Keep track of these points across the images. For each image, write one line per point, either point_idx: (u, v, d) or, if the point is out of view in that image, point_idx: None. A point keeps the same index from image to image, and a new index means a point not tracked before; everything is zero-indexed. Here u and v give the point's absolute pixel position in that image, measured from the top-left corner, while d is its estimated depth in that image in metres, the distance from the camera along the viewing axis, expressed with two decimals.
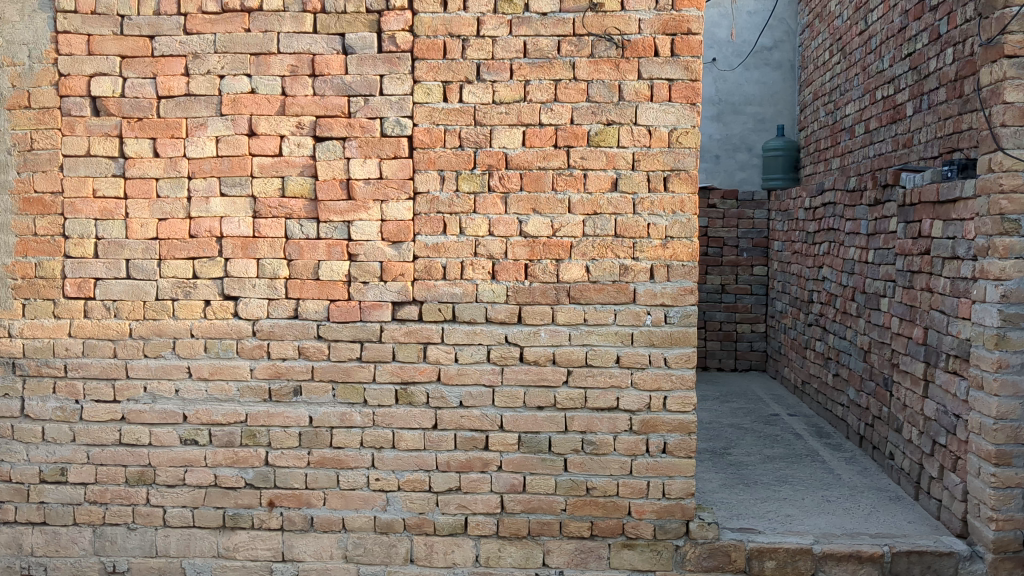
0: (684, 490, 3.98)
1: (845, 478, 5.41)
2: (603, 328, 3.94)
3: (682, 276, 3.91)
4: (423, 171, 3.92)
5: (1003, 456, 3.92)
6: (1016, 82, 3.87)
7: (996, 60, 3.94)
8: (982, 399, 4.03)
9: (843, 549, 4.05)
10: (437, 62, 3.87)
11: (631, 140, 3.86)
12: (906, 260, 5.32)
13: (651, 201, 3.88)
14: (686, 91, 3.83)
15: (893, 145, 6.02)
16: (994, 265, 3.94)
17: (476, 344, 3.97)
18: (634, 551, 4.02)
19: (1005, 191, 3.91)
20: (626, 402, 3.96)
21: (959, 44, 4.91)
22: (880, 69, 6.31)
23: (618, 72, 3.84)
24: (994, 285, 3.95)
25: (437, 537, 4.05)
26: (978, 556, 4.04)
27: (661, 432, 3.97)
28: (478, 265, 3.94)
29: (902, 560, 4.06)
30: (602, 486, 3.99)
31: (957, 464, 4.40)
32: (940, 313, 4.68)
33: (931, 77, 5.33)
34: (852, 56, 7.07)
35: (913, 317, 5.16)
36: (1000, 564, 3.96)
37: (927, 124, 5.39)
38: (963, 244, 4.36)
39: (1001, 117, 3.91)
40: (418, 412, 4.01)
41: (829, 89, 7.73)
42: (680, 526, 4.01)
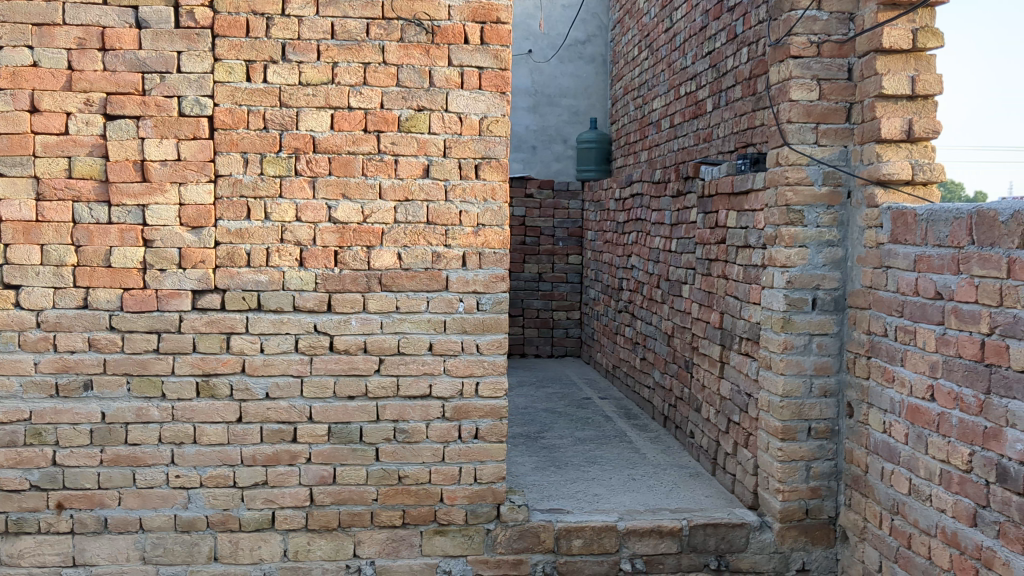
0: (495, 474, 4.03)
1: (650, 457, 5.64)
2: (415, 315, 3.91)
3: (493, 263, 3.94)
4: (224, 153, 3.76)
5: (788, 431, 4.19)
6: (800, 81, 4.11)
7: (783, 60, 4.18)
8: (770, 378, 4.30)
9: (645, 525, 4.22)
10: (239, 41, 3.72)
11: (442, 127, 3.85)
12: (705, 248, 5.59)
13: (462, 188, 3.89)
14: (496, 80, 3.87)
15: (694, 139, 6.30)
16: (781, 253, 4.19)
17: (284, 333, 3.86)
18: (445, 538, 4.04)
19: (791, 183, 4.16)
20: (438, 389, 3.96)
21: (752, 43, 5.19)
22: (684, 66, 6.60)
23: (427, 57, 3.82)
24: (780, 271, 4.21)
25: (243, 533, 3.92)
26: (766, 526, 4.31)
27: (473, 418, 3.99)
28: (285, 251, 3.82)
29: (700, 533, 4.27)
30: (414, 474, 3.98)
31: (748, 440, 4.67)
32: (734, 298, 4.96)
33: (728, 74, 5.61)
34: (659, 52, 7.34)
35: (711, 302, 5.43)
36: (786, 532, 4.23)
37: (724, 120, 5.67)
38: (755, 233, 4.63)
39: (788, 114, 4.14)
40: (222, 405, 3.86)
41: (637, 83, 8.01)
42: (491, 510, 4.06)
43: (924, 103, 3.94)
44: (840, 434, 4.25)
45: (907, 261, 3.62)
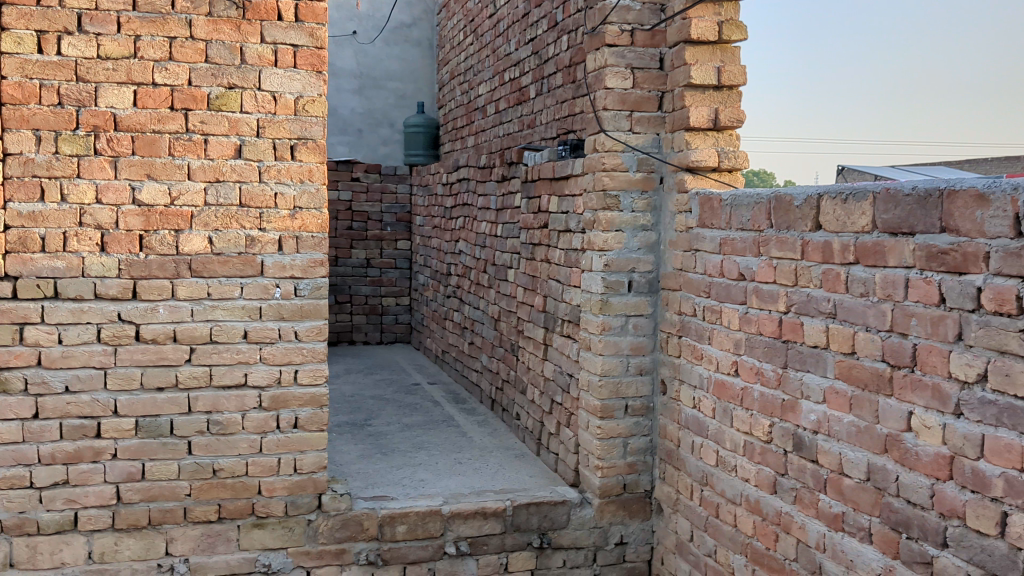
0: (316, 464, 3.94)
1: (477, 440, 5.68)
2: (228, 302, 3.76)
3: (311, 247, 3.84)
4: (14, 130, 3.49)
5: (607, 410, 4.31)
6: (616, 69, 4.21)
7: (599, 48, 4.27)
8: (590, 358, 4.41)
9: (469, 507, 4.24)
10: (29, 9, 3.46)
11: (255, 106, 3.72)
12: (528, 232, 5.66)
13: (277, 169, 3.77)
14: (312, 58, 3.76)
15: (518, 125, 6.36)
16: (599, 237, 4.29)
17: (84, 323, 3.63)
18: (264, 531, 3.93)
19: (607, 169, 4.26)
20: (254, 379, 3.83)
21: (572, 32, 5.29)
22: (507, 52, 6.65)
23: (238, 33, 3.67)
24: (598, 255, 4.31)
25: (42, 536, 3.68)
26: (587, 502, 4.42)
27: (291, 407, 3.89)
28: (85, 236, 3.59)
29: (522, 513, 4.33)
30: (229, 467, 3.84)
31: (570, 420, 4.78)
32: (556, 281, 5.05)
33: (549, 61, 5.69)
34: (484, 38, 7.38)
35: (534, 286, 5.52)
36: (605, 507, 4.36)
37: (546, 106, 5.75)
38: (574, 218, 4.72)
39: (604, 101, 4.23)
40: (15, 401, 3.59)
41: (463, 68, 8.02)
42: (311, 500, 3.97)
43: (730, 93, 4.12)
44: (655, 411, 4.41)
45: (714, 244, 3.79)
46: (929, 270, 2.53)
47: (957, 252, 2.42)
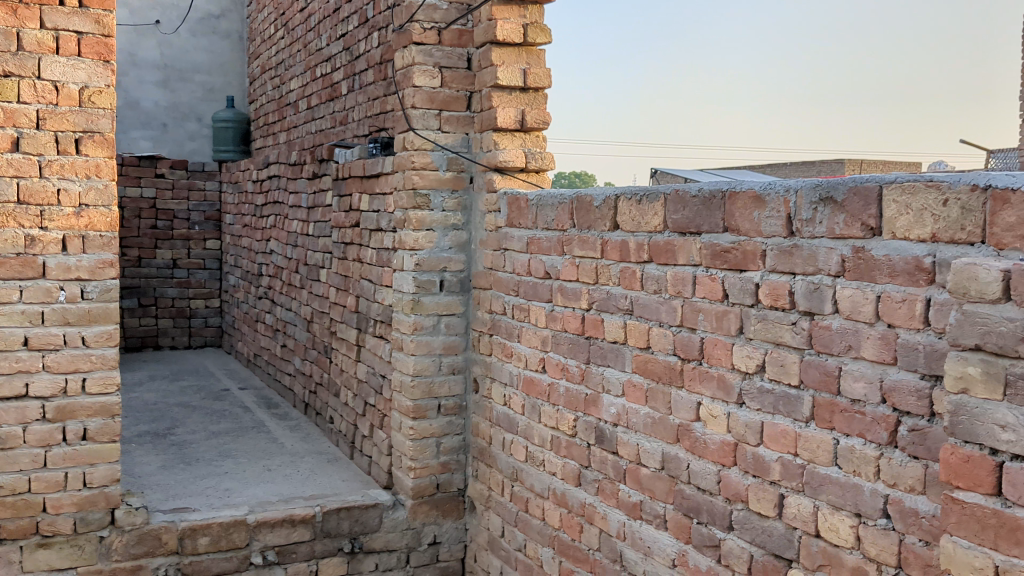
0: (108, 477, 3.71)
1: (288, 446, 5.53)
2: (5, 307, 3.48)
3: (99, 247, 3.62)
4: None
5: (419, 410, 4.29)
6: (424, 68, 4.19)
7: (407, 46, 4.24)
8: (401, 359, 4.38)
9: (276, 515, 4.12)
10: None
11: (34, 96, 3.46)
12: (340, 232, 5.56)
13: (60, 164, 3.53)
14: (98, 47, 3.54)
15: (329, 122, 6.23)
16: (409, 237, 4.26)
17: None
18: (51, 550, 3.69)
19: (416, 168, 4.24)
20: (37, 389, 3.56)
21: (383, 29, 5.23)
22: (318, 47, 6.50)
23: (14, 18, 3.41)
24: (409, 254, 4.28)
25: None
26: (399, 504, 4.38)
27: (79, 418, 3.64)
28: None
29: (332, 518, 4.25)
30: (9, 484, 3.57)
31: (383, 421, 4.73)
32: (368, 281, 4.99)
33: (361, 58, 5.60)
34: (294, 32, 7.19)
35: (347, 286, 5.43)
36: (418, 508, 4.34)
37: (357, 104, 5.65)
38: (385, 217, 4.68)
39: (412, 99, 4.20)
40: None
41: (274, 63, 7.79)
42: (103, 515, 3.75)
43: (535, 95, 4.19)
44: (467, 410, 4.42)
45: (521, 243, 3.85)
46: (714, 268, 2.66)
47: (738, 250, 2.55)
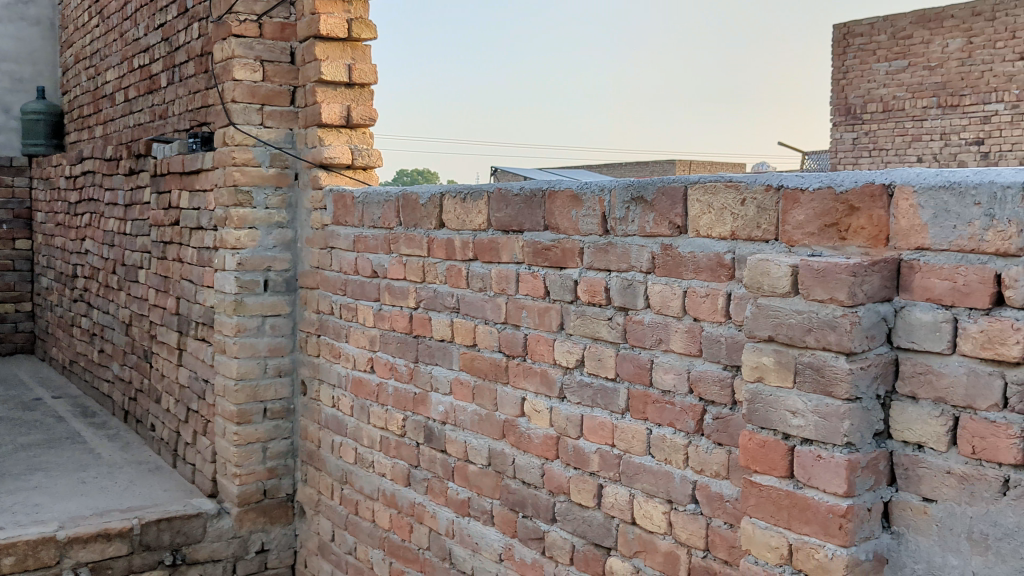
0: None
1: (105, 456, 5.24)
2: None
3: None
4: None
5: (243, 415, 4.16)
6: (244, 61, 4.06)
7: (226, 38, 4.09)
8: (224, 362, 4.23)
9: (89, 530, 3.91)
10: None
11: None
12: (159, 231, 5.32)
13: None
14: None
15: (148, 115, 5.93)
16: (230, 235, 4.12)
17: None
18: None
19: (237, 164, 4.09)
20: None
21: (202, 19, 5.03)
22: (136, 37, 6.19)
23: None
24: (231, 253, 4.14)
25: None
26: (224, 512, 4.23)
27: None
28: None
29: (152, 530, 4.07)
30: None
31: (206, 428, 4.56)
32: (189, 282, 4.79)
33: (180, 49, 5.37)
34: (109, 21, 6.82)
35: (167, 287, 5.19)
36: (244, 515, 4.20)
37: (176, 97, 5.41)
38: (206, 215, 4.50)
39: (232, 93, 4.06)
40: None
41: (88, 53, 7.36)
42: None
43: (361, 91, 4.15)
44: (295, 413, 4.32)
45: (347, 241, 3.79)
46: (536, 265, 2.69)
47: (557, 248, 2.59)
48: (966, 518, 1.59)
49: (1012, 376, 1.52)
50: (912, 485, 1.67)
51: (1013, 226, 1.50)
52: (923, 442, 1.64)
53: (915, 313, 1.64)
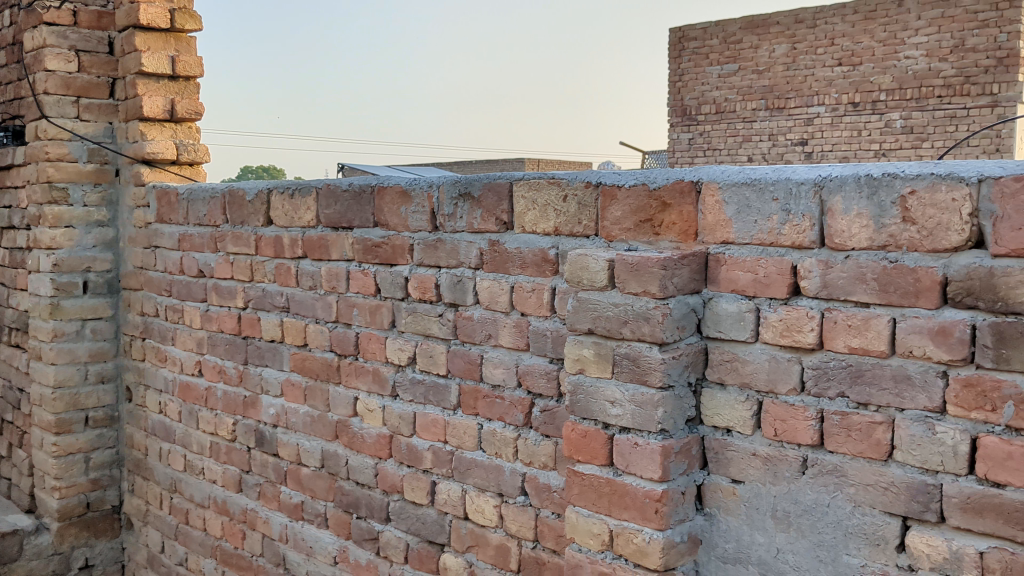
0: None
1: None
2: None
3: None
4: None
5: (62, 424, 3.94)
6: (56, 51, 3.83)
7: (36, 27, 3.85)
8: (40, 369, 3.98)
9: None
10: None
11: None
12: None
13: None
14: None
15: None
16: (45, 235, 3.87)
17: None
18: None
19: (52, 159, 3.84)
20: None
21: (13, 7, 4.70)
22: None
23: None
24: (45, 254, 3.89)
25: None
26: (44, 528, 3.98)
27: None
28: None
29: None
30: None
31: (23, 440, 4.29)
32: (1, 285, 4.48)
33: None
34: None
35: None
36: (65, 531, 3.96)
37: None
38: (18, 214, 4.22)
39: (44, 85, 3.82)
40: None
41: None
42: None
43: (187, 84, 4.02)
44: (120, 421, 4.12)
45: (172, 241, 3.65)
46: (366, 263, 2.63)
47: (387, 245, 2.53)
48: (770, 497, 1.66)
49: (808, 361, 1.59)
50: (721, 468, 1.74)
51: (807, 220, 1.58)
52: (731, 426, 1.71)
53: (721, 304, 1.71)
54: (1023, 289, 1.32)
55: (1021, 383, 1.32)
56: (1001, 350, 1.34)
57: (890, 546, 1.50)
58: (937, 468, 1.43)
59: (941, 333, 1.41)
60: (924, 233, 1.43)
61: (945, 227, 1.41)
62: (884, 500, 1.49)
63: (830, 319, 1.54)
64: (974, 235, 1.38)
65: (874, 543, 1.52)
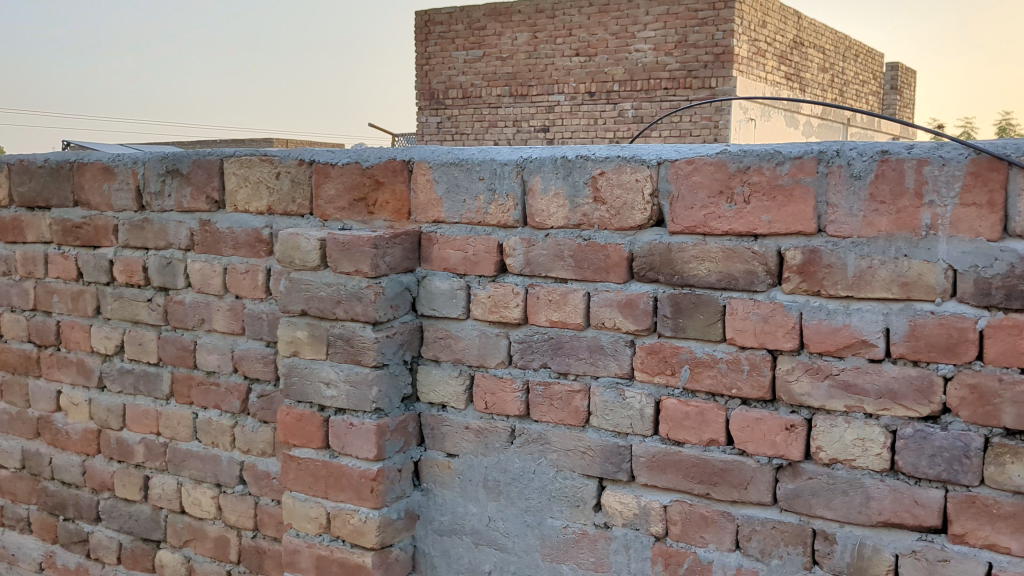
0: None
1: None
2: None
3: None
4: None
5: None
6: None
7: None
8: None
9: None
10: None
11: None
12: None
13: None
14: None
15: None
16: None
17: None
18: None
19: None
20: None
21: None
22: None
23: None
24: None
25: None
26: None
27: None
28: None
29: None
30: None
31: None
32: None
33: None
34: None
35: None
36: None
37: None
38: None
39: None
40: None
41: None
42: None
43: None
44: None
45: None
46: (66, 245, 2.42)
47: (89, 226, 2.34)
48: (482, 468, 1.67)
49: (515, 335, 1.61)
50: (437, 443, 1.71)
51: (511, 200, 1.59)
52: (446, 402, 1.70)
53: (434, 282, 1.68)
54: (695, 263, 1.43)
55: (695, 349, 1.44)
56: (678, 319, 1.45)
57: (588, 506, 1.56)
58: (627, 431, 1.51)
59: (629, 305, 1.49)
60: (611, 212, 1.50)
61: (630, 206, 1.48)
62: (583, 464, 1.56)
63: (533, 294, 1.58)
64: (655, 214, 1.47)
65: (574, 505, 1.58)
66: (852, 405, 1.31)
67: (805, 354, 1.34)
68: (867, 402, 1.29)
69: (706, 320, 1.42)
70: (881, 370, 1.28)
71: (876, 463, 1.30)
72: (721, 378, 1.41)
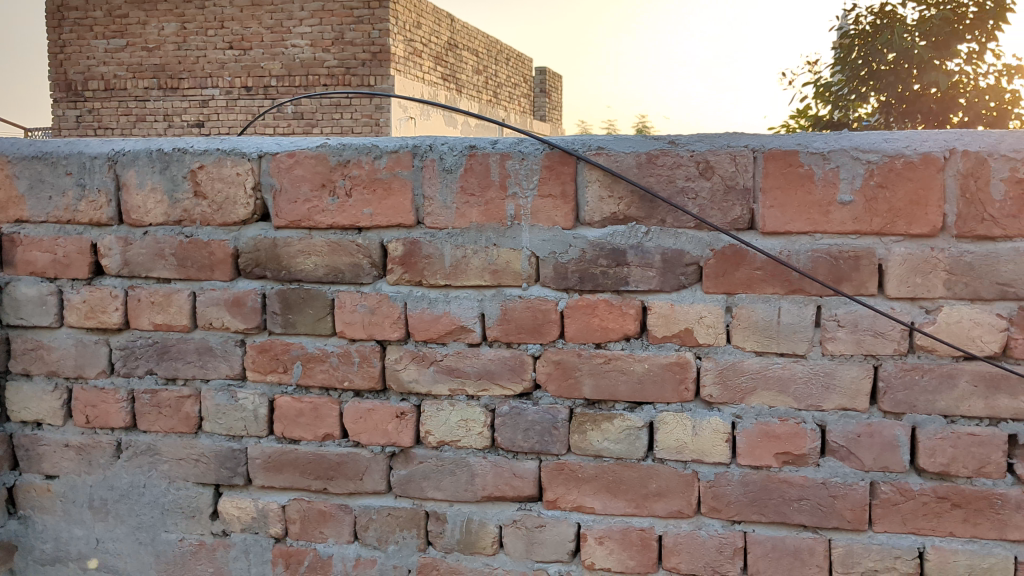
0: None
1: None
2: None
3: None
4: None
5: None
6: None
7: None
8: None
9: None
10: None
11: None
12: None
13: None
14: None
15: None
16: None
17: None
18: None
19: None
20: None
21: None
22: None
23: None
24: None
25: None
26: None
27: None
28: None
29: None
30: None
31: None
32: None
33: None
34: None
35: None
36: None
37: None
38: None
39: None
40: None
41: None
42: None
43: None
44: None
45: None
46: None
47: None
48: (86, 487, 1.54)
49: (115, 342, 1.51)
50: (34, 465, 1.56)
51: (103, 196, 1.48)
52: (40, 419, 1.55)
53: (19, 288, 1.53)
54: (301, 258, 1.42)
55: (306, 344, 1.42)
56: (287, 315, 1.42)
57: (204, 516, 1.50)
58: (241, 433, 1.47)
59: (237, 304, 1.44)
60: (213, 207, 1.44)
61: (232, 200, 1.43)
62: (196, 472, 1.49)
63: (134, 297, 1.48)
64: (258, 209, 1.44)
65: (189, 516, 1.50)
66: (454, 388, 1.37)
67: (411, 342, 1.38)
68: (468, 384, 1.36)
69: (315, 315, 1.41)
70: (479, 353, 1.35)
71: (478, 442, 1.37)
72: (332, 371, 1.41)
